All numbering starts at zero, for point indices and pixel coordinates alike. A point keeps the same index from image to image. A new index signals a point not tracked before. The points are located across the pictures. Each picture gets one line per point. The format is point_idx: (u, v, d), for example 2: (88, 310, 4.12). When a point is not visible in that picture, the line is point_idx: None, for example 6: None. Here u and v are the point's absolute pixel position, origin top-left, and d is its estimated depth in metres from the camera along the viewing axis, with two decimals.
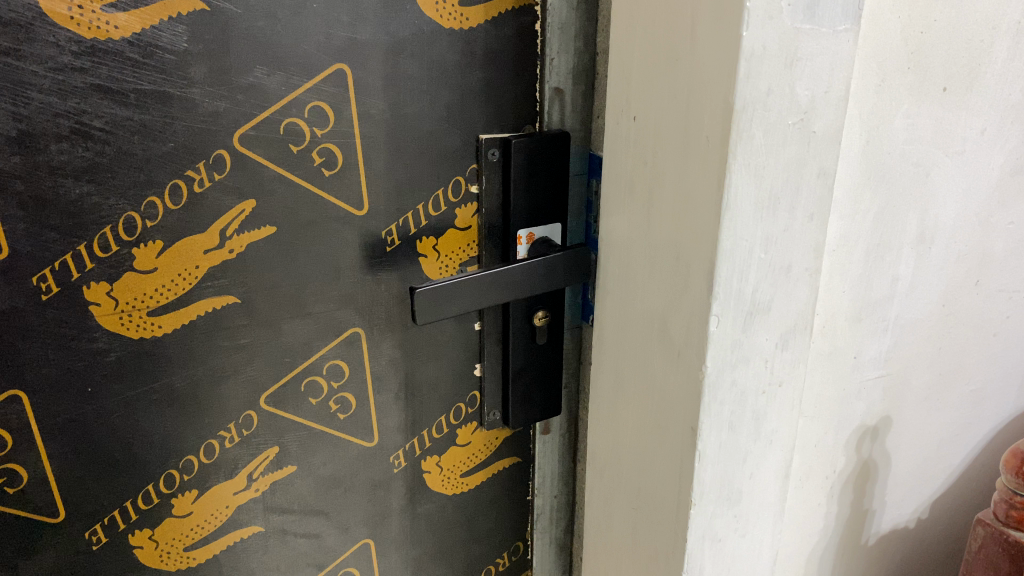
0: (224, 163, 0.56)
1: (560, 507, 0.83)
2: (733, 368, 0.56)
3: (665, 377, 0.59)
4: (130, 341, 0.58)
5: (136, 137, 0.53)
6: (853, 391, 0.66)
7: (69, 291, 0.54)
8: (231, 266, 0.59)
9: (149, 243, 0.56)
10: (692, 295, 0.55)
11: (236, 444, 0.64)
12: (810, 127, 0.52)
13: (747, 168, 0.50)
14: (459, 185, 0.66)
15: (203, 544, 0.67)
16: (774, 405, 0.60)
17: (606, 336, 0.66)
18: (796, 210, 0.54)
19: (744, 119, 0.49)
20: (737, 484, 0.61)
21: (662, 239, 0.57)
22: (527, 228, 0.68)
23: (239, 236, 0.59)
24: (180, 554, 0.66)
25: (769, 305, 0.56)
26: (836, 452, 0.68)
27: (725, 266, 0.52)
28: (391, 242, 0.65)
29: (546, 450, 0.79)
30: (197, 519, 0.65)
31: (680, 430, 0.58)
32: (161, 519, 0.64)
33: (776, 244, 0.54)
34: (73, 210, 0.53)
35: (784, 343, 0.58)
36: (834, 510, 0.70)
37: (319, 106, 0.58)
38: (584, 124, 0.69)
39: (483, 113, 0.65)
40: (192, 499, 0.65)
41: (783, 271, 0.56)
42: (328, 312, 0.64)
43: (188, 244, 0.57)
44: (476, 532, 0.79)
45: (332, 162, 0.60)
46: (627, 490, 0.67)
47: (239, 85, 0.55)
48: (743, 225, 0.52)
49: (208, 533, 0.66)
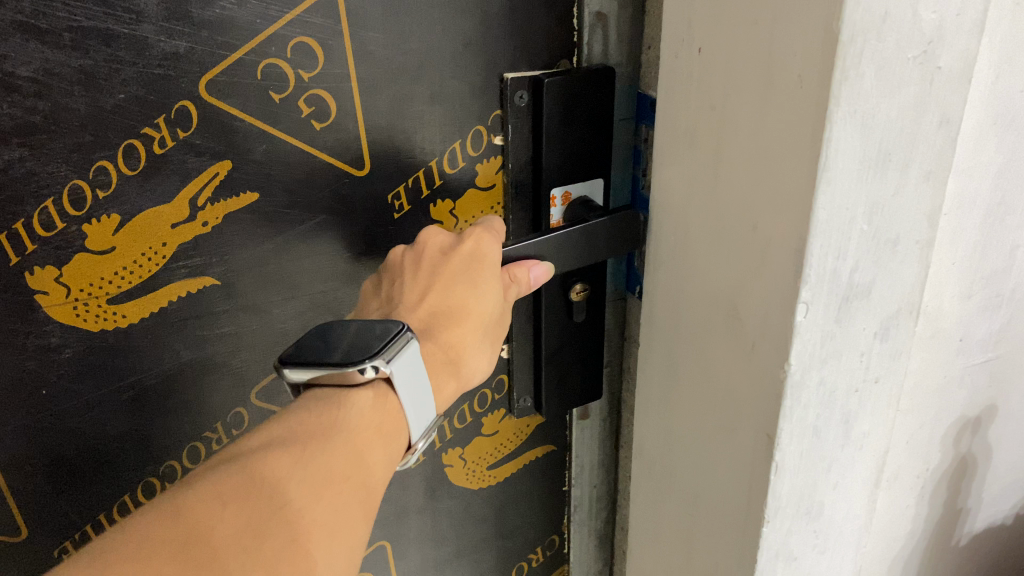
0: (189, 116, 0.45)
1: (600, 497, 0.72)
2: (822, 364, 0.45)
3: (732, 370, 0.49)
4: (423, 324, 0.49)
5: (77, 87, 0.42)
6: (956, 379, 0.55)
7: (480, 271, 0.50)
8: (443, 263, 0.50)
9: (473, 239, 0.50)
10: (772, 275, 0.44)
11: (223, 445, 0.56)
12: (934, 62, 0.40)
13: (853, 118, 0.39)
14: (481, 135, 0.55)
15: (208, 539, 0.33)
16: (869, 404, 0.49)
17: (658, 314, 0.56)
18: (911, 169, 0.42)
19: (852, 51, 0.37)
20: (819, 495, 0.50)
21: (733, 206, 0.46)
22: (563, 187, 0.57)
23: (445, 277, 0.50)
24: (148, 532, 0.32)
25: (869, 289, 0.45)
26: (933, 448, 0.57)
27: (818, 242, 0.41)
28: (400, 207, 0.54)
29: (584, 438, 0.69)
30: (290, 513, 0.35)
31: (752, 435, 0.48)
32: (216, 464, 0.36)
33: (883, 211, 0.43)
34: (493, 242, 0.51)
35: (884, 332, 0.47)
36: (925, 511, 0.60)
37: (304, 41, 0.47)
38: (631, 58, 0.56)
39: (509, 47, 0.52)
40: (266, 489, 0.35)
41: (889, 246, 0.44)
42: (327, 292, 0.54)
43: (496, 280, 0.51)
44: (507, 527, 0.70)
45: (323, 111, 0.49)
46: (682, 494, 0.57)
47: (200, 20, 0.44)
48: (844, 188, 0.41)
49: (251, 550, 0.33)
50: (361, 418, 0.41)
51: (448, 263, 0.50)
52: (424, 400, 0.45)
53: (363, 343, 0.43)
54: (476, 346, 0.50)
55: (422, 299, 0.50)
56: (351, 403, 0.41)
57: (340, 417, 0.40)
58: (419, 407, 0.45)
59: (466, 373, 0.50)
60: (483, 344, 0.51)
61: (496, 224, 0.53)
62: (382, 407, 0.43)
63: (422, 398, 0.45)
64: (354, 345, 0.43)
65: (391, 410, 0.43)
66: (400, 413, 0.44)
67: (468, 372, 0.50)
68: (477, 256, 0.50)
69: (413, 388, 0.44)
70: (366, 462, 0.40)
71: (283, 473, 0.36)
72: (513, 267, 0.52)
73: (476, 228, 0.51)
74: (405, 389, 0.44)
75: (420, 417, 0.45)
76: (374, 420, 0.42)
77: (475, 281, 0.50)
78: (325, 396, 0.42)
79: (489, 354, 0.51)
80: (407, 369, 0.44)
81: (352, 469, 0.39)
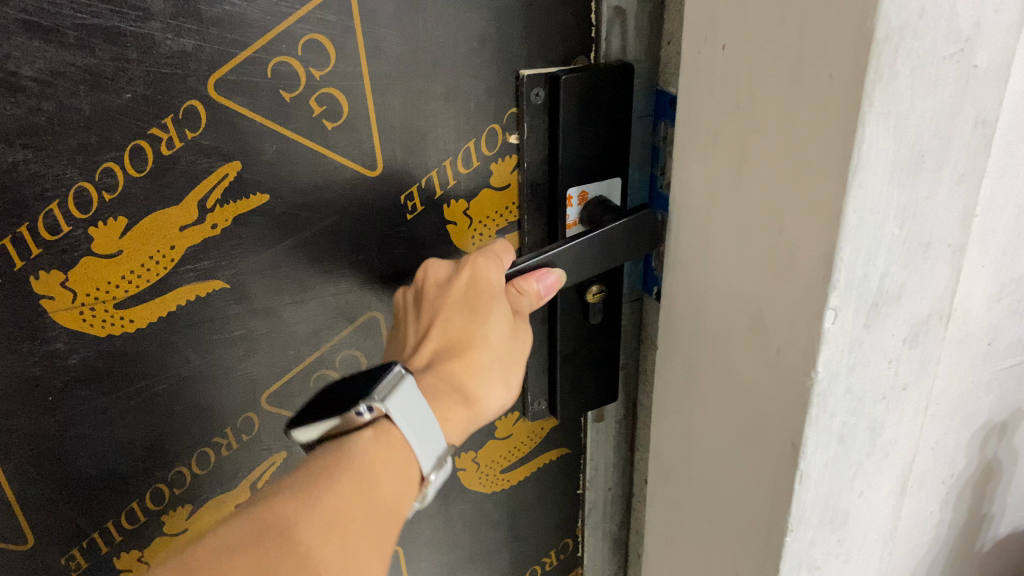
0: (198, 116, 0.44)
1: (615, 500, 0.71)
2: (849, 372, 0.44)
3: (755, 376, 0.48)
4: (433, 359, 0.49)
5: (83, 88, 0.41)
6: (983, 383, 0.54)
7: (479, 300, 0.49)
8: (441, 295, 0.50)
9: (469, 270, 0.50)
10: (799, 280, 0.43)
11: (233, 450, 0.55)
12: (971, 61, 0.38)
13: (887, 119, 0.37)
14: (495, 134, 0.53)
15: None
16: (896, 411, 0.47)
17: (677, 318, 0.54)
18: (944, 172, 0.41)
19: (887, 50, 0.36)
20: (844, 504, 0.49)
21: (757, 210, 0.45)
22: (579, 186, 0.55)
23: (447, 311, 0.49)
24: None
25: (899, 294, 0.43)
26: (959, 454, 0.56)
27: (848, 246, 0.40)
28: (412, 208, 0.53)
29: (599, 440, 0.67)
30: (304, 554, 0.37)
31: (776, 443, 0.47)
32: (237, 513, 0.39)
33: (914, 215, 0.41)
34: (491, 268, 0.50)
35: (913, 338, 0.45)
36: (949, 517, 0.59)
37: (315, 38, 0.45)
38: (650, 53, 0.55)
39: (525, 43, 0.51)
40: (279, 532, 0.37)
41: (921, 251, 0.43)
42: (338, 295, 0.53)
43: (497, 305, 0.49)
44: (521, 531, 0.69)
45: (335, 111, 0.47)
46: (701, 499, 0.56)
47: (209, 17, 0.42)
48: (876, 191, 0.39)
49: None
50: (365, 457, 0.41)
51: (446, 297, 0.50)
52: (432, 430, 0.45)
53: (361, 384, 0.43)
54: (486, 375, 0.49)
55: (431, 330, 0.50)
56: (352, 444, 0.42)
57: (343, 459, 0.41)
58: (427, 437, 0.44)
59: (480, 401, 0.49)
60: (495, 371, 0.50)
61: (500, 250, 0.51)
62: (386, 444, 0.42)
63: (429, 429, 0.45)
64: (354, 387, 0.43)
65: (396, 447, 0.43)
66: (406, 448, 0.43)
67: (482, 402, 0.49)
68: (477, 285, 0.49)
69: (417, 420, 0.44)
70: (378, 495, 0.41)
71: (294, 517, 0.38)
72: (518, 282, 0.50)
73: (473, 256, 0.50)
74: (407, 423, 0.43)
75: (429, 448, 0.45)
76: (380, 456, 0.42)
77: (476, 310, 0.49)
78: (331, 445, 0.43)
79: (504, 379, 0.50)
80: (409, 403, 0.43)
81: (364, 503, 0.40)
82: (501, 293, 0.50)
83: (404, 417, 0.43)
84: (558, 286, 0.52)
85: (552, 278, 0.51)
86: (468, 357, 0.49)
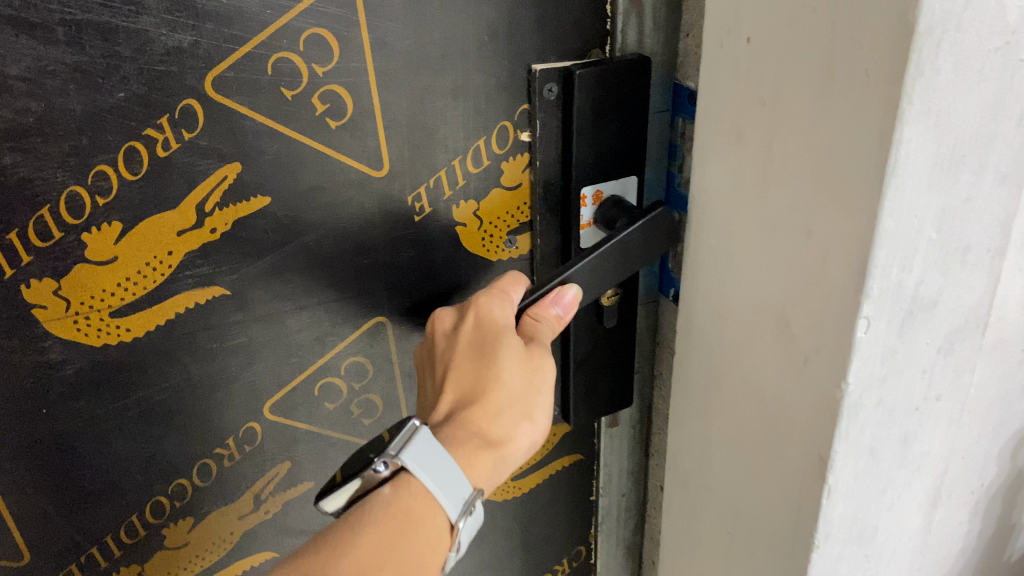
0: (195, 115, 0.42)
1: (629, 506, 0.70)
2: (882, 383, 0.42)
3: (780, 386, 0.45)
4: (452, 410, 0.48)
5: (73, 87, 0.39)
6: (1017, 390, 0.52)
7: (488, 340, 0.48)
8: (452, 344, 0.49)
9: (473, 312, 0.49)
10: (829, 287, 0.40)
11: (235, 461, 0.53)
12: (1017, 55, 0.36)
13: (928, 118, 0.35)
14: (507, 131, 0.51)
15: None
16: (929, 422, 0.45)
17: (697, 323, 0.52)
18: (986, 173, 0.39)
19: (929, 44, 0.33)
20: (873, 519, 0.47)
21: (784, 213, 0.42)
22: (593, 185, 0.53)
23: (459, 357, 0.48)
24: None
25: (935, 302, 0.41)
26: (990, 463, 0.54)
27: (883, 252, 0.37)
28: (421, 209, 0.51)
29: (613, 446, 0.65)
30: None
31: (802, 456, 0.45)
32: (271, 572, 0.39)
33: (954, 219, 0.39)
34: (496, 306, 0.49)
35: (949, 347, 0.43)
36: (979, 528, 0.56)
37: (317, 32, 0.43)
38: (668, 46, 0.52)
39: (537, 36, 0.49)
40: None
41: (959, 256, 0.40)
42: (344, 301, 0.51)
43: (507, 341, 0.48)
44: (533, 539, 0.67)
45: (339, 109, 0.45)
46: (722, 510, 0.54)
47: (206, 11, 0.40)
48: (914, 194, 0.37)
49: None
50: (389, 510, 0.41)
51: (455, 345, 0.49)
52: (457, 477, 0.43)
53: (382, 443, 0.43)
54: (507, 415, 0.48)
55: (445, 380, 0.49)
56: (376, 499, 0.41)
57: (368, 512, 0.40)
58: (453, 487, 0.43)
59: (505, 443, 0.48)
60: (516, 410, 0.48)
61: (507, 286, 0.51)
62: (407, 497, 0.42)
63: (454, 477, 0.43)
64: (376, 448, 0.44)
65: (419, 500, 0.42)
66: (431, 499, 0.42)
67: (507, 443, 0.48)
68: (483, 326, 0.48)
69: (440, 470, 0.43)
70: (407, 546, 0.40)
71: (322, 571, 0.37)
72: (533, 310, 0.49)
73: (476, 298, 0.49)
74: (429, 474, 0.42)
75: (457, 497, 0.43)
76: (406, 508, 0.41)
77: (485, 351, 0.48)
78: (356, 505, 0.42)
79: (527, 416, 0.49)
80: (429, 454, 0.43)
81: (393, 555, 0.39)
82: (510, 329, 0.48)
83: (425, 470, 0.42)
84: (577, 303, 0.50)
85: (569, 292, 0.49)
86: (485, 400, 0.47)
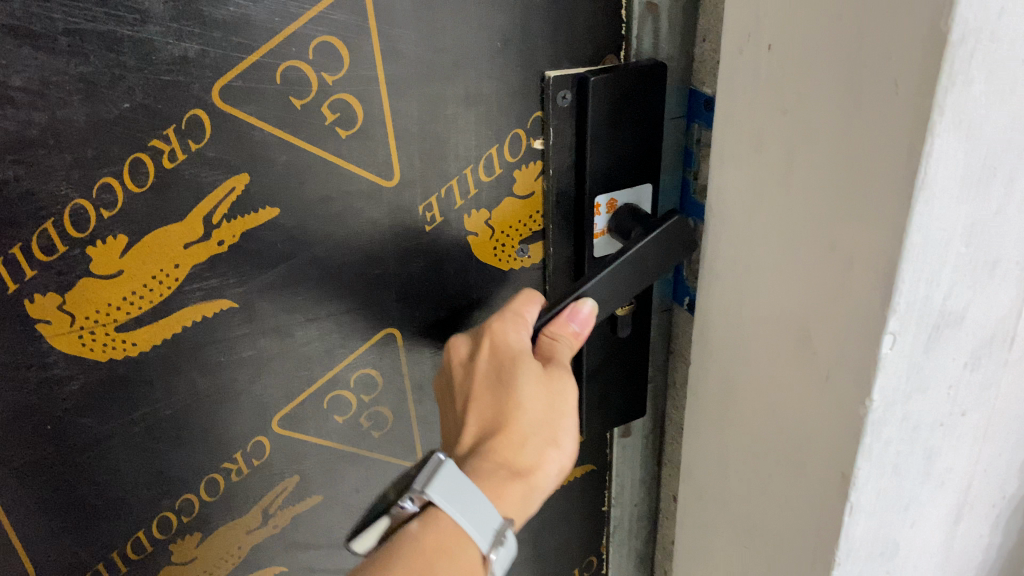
0: (201, 126, 0.41)
1: (641, 516, 0.69)
2: (907, 399, 0.41)
3: (801, 401, 0.44)
4: (477, 440, 0.48)
5: (77, 98, 0.38)
6: None
7: (506, 367, 0.47)
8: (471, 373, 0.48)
9: (490, 340, 0.48)
10: (853, 302, 0.39)
11: (243, 475, 0.52)
12: None
13: (959, 131, 0.34)
14: (519, 139, 0.50)
15: None
16: (952, 437, 0.44)
17: (713, 334, 0.51)
18: (1015, 186, 0.37)
19: (961, 54, 0.32)
20: (895, 536, 0.46)
21: (807, 225, 0.41)
22: (608, 194, 0.52)
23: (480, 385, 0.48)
24: None
25: (962, 316, 0.40)
26: (1011, 476, 0.53)
27: (911, 267, 0.36)
28: (431, 219, 0.50)
29: (626, 456, 0.64)
30: None
31: (823, 472, 0.44)
32: None
33: (982, 232, 0.38)
34: (512, 331, 0.48)
35: (974, 362, 0.42)
36: (999, 541, 0.56)
37: (327, 40, 0.42)
38: (684, 50, 0.51)
39: (551, 42, 0.47)
40: None
41: (987, 269, 0.39)
42: (353, 312, 0.50)
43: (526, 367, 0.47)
44: (543, 550, 0.66)
45: (349, 118, 0.44)
46: (738, 523, 0.53)
47: (213, 19, 0.39)
48: (943, 208, 0.36)
49: None
50: (417, 545, 0.41)
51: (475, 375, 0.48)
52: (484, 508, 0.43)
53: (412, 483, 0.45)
54: (532, 441, 0.48)
55: (468, 410, 0.49)
56: (404, 535, 0.42)
57: (397, 548, 0.41)
58: (482, 517, 0.43)
59: (533, 470, 0.48)
60: (541, 435, 0.48)
61: (521, 306, 0.50)
62: (435, 531, 0.42)
63: (481, 508, 0.43)
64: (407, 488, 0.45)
65: (448, 532, 0.42)
66: (460, 532, 0.42)
67: (535, 470, 0.48)
68: (501, 352, 0.48)
69: (466, 502, 0.43)
70: None
71: None
72: (550, 329, 0.48)
73: (490, 323, 0.49)
74: (455, 506, 0.43)
75: (486, 528, 0.43)
76: (432, 542, 0.42)
77: (505, 380, 0.47)
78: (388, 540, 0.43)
79: (552, 440, 0.49)
80: (455, 487, 0.43)
81: None
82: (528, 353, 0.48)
83: (451, 501, 0.43)
84: (594, 318, 0.49)
85: (584, 309, 0.48)
86: (509, 428, 0.47)
